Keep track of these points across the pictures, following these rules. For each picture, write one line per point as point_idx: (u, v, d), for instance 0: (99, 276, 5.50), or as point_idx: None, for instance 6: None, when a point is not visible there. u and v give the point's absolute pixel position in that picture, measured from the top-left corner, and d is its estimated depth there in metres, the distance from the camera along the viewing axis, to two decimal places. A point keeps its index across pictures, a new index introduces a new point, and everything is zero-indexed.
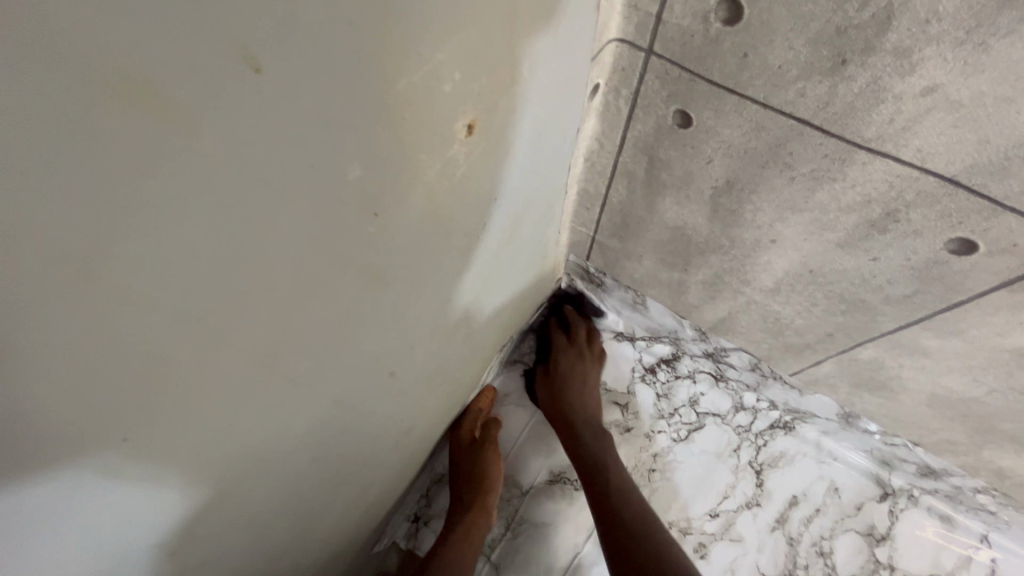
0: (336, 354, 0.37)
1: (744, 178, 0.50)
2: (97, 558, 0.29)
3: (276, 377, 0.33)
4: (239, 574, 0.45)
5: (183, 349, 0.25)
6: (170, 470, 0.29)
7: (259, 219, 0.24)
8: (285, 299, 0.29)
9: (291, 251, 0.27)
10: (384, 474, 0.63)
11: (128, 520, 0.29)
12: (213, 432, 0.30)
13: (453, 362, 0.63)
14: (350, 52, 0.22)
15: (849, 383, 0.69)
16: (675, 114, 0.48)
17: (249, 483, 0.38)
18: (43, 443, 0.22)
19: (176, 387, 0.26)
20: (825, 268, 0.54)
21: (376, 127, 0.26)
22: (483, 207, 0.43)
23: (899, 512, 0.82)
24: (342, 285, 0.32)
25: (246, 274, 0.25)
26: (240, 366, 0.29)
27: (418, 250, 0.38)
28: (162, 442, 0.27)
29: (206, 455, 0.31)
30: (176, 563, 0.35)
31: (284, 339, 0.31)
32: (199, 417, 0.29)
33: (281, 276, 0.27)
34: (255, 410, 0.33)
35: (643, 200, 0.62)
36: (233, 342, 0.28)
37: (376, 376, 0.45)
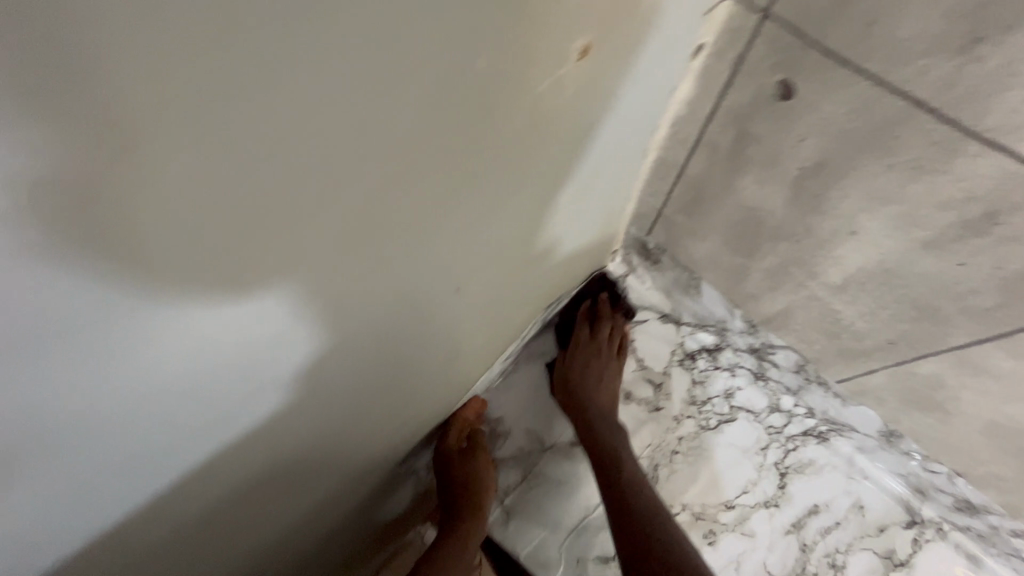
0: (417, 253, 0.39)
1: (835, 162, 0.48)
2: (245, 362, 0.34)
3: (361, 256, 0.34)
4: (286, 456, 0.48)
5: (295, 199, 0.26)
6: (250, 322, 0.31)
7: (390, 87, 0.25)
8: (391, 177, 0.31)
9: (408, 128, 0.28)
10: (424, 395, 0.66)
11: (187, 380, 0.31)
12: (301, 293, 0.33)
13: (506, 305, 0.66)
14: None
15: (899, 398, 0.67)
16: (778, 84, 0.47)
17: (316, 361, 0.41)
18: (183, 252, 0.24)
19: (283, 233, 0.27)
20: (903, 269, 0.52)
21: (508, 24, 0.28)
22: (573, 144, 0.44)
23: (924, 542, 0.80)
24: (437, 183, 0.34)
25: (371, 140, 0.27)
26: (339, 233, 0.31)
27: (505, 169, 0.39)
28: (256, 288, 0.29)
29: (290, 316, 0.34)
30: (244, 417, 0.39)
31: (378, 219, 0.33)
32: (295, 273, 0.31)
33: (394, 154, 0.29)
34: (338, 286, 0.35)
35: (722, 175, 0.61)
36: (337, 207, 0.29)
37: (439, 291, 0.47)
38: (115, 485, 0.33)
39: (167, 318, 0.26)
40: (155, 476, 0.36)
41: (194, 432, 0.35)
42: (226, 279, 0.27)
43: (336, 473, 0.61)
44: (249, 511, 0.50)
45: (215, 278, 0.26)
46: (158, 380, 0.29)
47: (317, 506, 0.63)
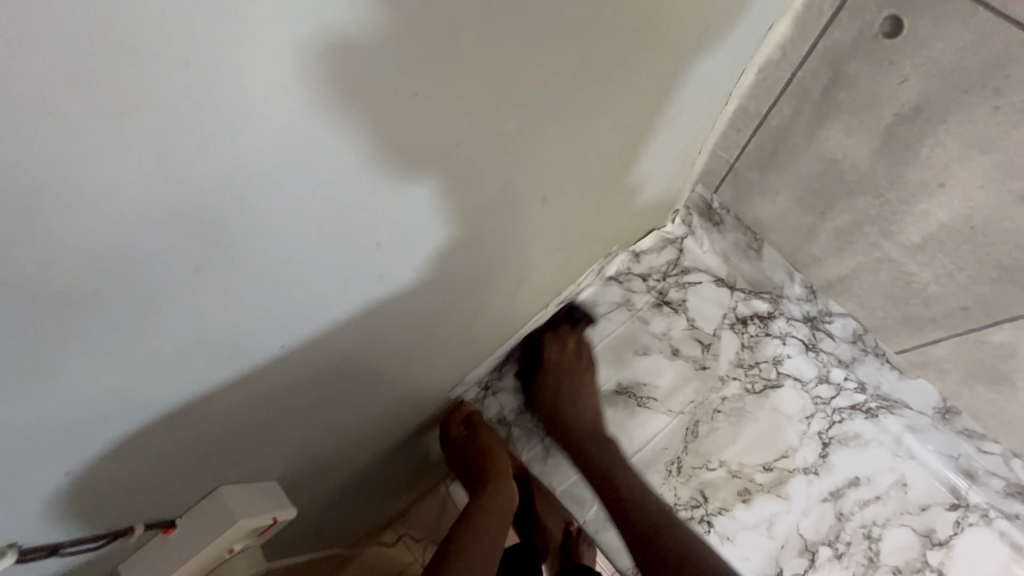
0: (515, 142, 0.42)
1: (935, 106, 0.48)
2: (388, 251, 0.42)
3: (479, 127, 0.38)
4: (368, 347, 0.52)
5: (454, 40, 0.30)
6: (383, 169, 0.34)
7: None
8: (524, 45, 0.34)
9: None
10: (489, 319, 0.69)
11: (314, 224, 0.34)
12: (432, 151, 0.36)
13: (575, 241, 0.68)
14: None
15: (963, 370, 0.66)
16: (886, 20, 0.47)
17: (407, 241, 0.43)
18: (357, 81, 0.28)
19: (426, 81, 0.31)
20: (990, 224, 0.51)
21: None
22: (664, 57, 0.47)
23: (966, 525, 0.79)
24: (552, 63, 0.38)
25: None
26: (475, 93, 0.35)
27: (604, 67, 0.42)
28: (404, 133, 0.33)
29: (408, 177, 0.37)
30: (345, 292, 0.42)
31: (503, 88, 0.36)
32: (434, 125, 0.34)
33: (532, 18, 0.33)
34: (459, 155, 0.39)
35: (807, 124, 0.61)
36: (481, 60, 0.33)
37: (524, 195, 0.50)
38: (260, 324, 0.37)
39: (321, 146, 0.30)
40: (287, 325, 0.40)
41: (318, 285, 0.39)
42: (382, 119, 0.31)
43: (399, 384, 0.64)
44: (322, 404, 0.53)
45: (378, 109, 0.30)
46: (297, 215, 0.32)
47: (380, 417, 0.67)
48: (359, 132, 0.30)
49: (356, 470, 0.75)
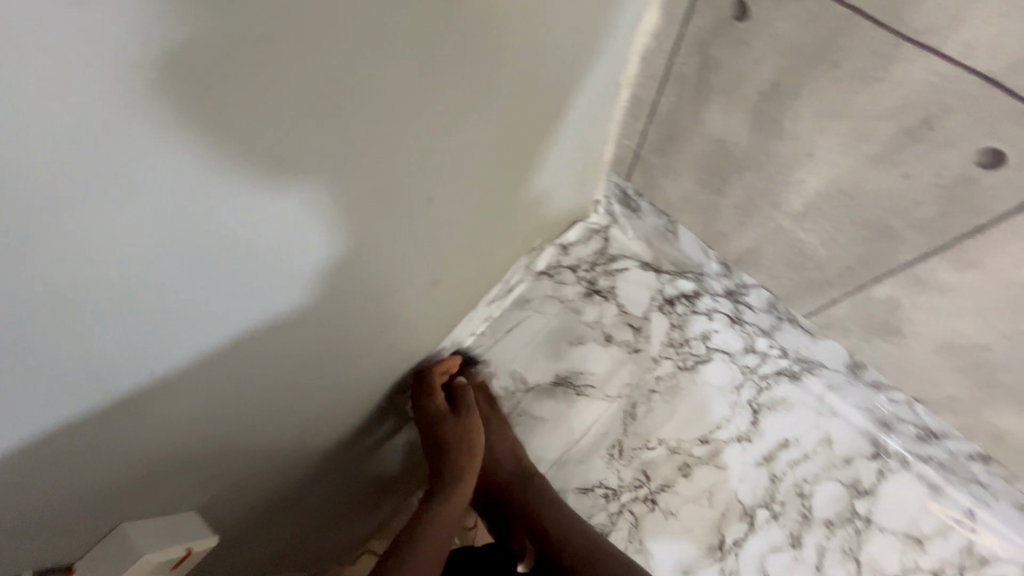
0: (387, 152, 0.41)
1: (789, 80, 0.51)
2: (276, 258, 0.41)
3: (339, 131, 0.36)
4: (270, 370, 0.51)
5: (277, 37, 0.28)
6: (240, 174, 0.33)
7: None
8: (367, 42, 0.33)
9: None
10: (411, 321, 0.70)
11: (169, 233, 0.32)
12: (290, 158, 0.35)
13: (489, 237, 0.70)
14: None
15: (861, 326, 0.70)
16: (734, 4, 0.50)
17: (287, 258, 0.42)
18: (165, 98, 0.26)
19: (256, 100, 0.30)
20: (855, 186, 0.55)
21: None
22: (534, 48, 0.46)
23: (888, 473, 0.84)
24: (407, 60, 0.36)
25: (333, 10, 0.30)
26: (322, 96, 0.33)
27: (470, 70, 0.42)
28: (245, 141, 0.31)
29: (273, 183, 0.35)
30: (221, 311, 0.41)
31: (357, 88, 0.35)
32: (280, 130, 0.32)
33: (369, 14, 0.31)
34: (326, 160, 0.37)
35: (691, 107, 0.63)
36: (317, 57, 0.31)
37: (413, 201, 0.49)
38: (138, 340, 0.36)
39: (145, 158, 0.28)
40: (161, 344, 0.38)
41: (195, 296, 0.37)
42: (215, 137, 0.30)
43: (320, 397, 0.64)
44: (231, 421, 0.52)
45: (207, 116, 0.29)
46: (143, 227, 0.31)
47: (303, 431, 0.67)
48: (184, 139, 0.29)
49: (292, 480, 0.75)
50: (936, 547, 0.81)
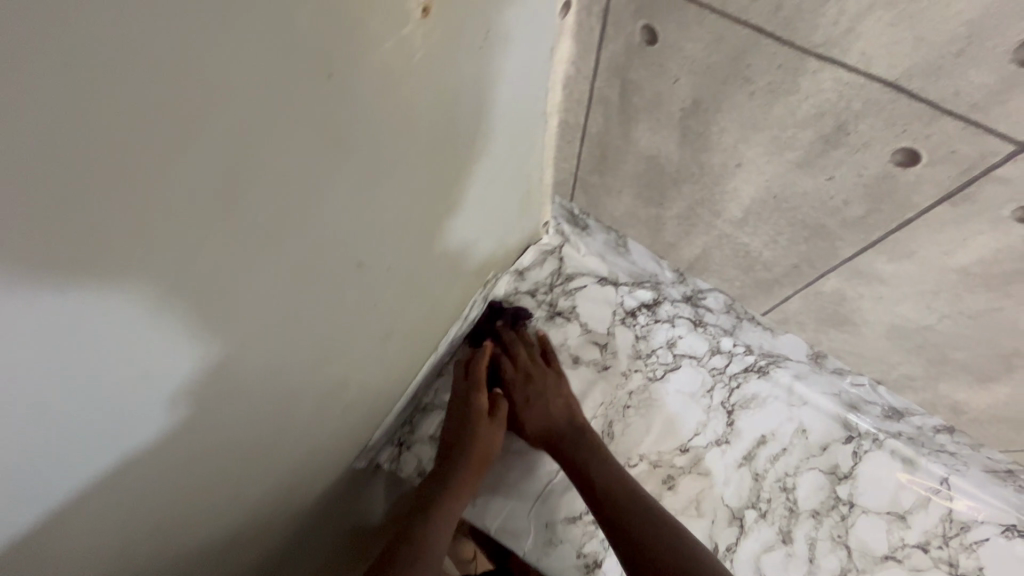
0: (297, 230, 0.39)
1: (709, 97, 0.51)
2: (141, 377, 0.36)
3: (231, 227, 0.34)
4: (204, 463, 0.48)
5: (125, 160, 0.25)
6: (114, 294, 0.30)
7: (200, 35, 0.25)
8: (241, 138, 0.30)
9: (242, 80, 0.28)
10: (367, 376, 0.67)
11: (32, 373, 0.29)
12: (180, 262, 0.32)
13: (437, 280, 0.68)
14: None
15: (815, 318, 0.71)
16: (642, 30, 0.50)
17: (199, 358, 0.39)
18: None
19: (121, 219, 0.27)
20: (786, 191, 0.55)
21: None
22: (444, 101, 0.44)
23: (863, 454, 0.85)
24: (296, 145, 0.34)
25: (199, 118, 0.27)
26: (201, 201, 0.30)
27: (380, 135, 0.40)
28: (118, 264, 0.29)
29: (119, 298, 0.30)
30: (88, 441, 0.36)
31: (241, 183, 0.32)
32: (159, 243, 0.30)
33: (238, 111, 0.29)
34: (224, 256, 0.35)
35: (619, 128, 0.63)
36: (181, 167, 0.28)
37: (344, 266, 0.47)
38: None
39: None
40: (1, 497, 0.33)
41: (90, 419, 0.34)
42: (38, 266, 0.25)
43: (279, 468, 0.61)
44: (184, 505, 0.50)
45: (60, 255, 0.26)
46: None
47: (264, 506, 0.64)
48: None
49: (270, 549, 0.73)
50: (918, 521, 0.82)
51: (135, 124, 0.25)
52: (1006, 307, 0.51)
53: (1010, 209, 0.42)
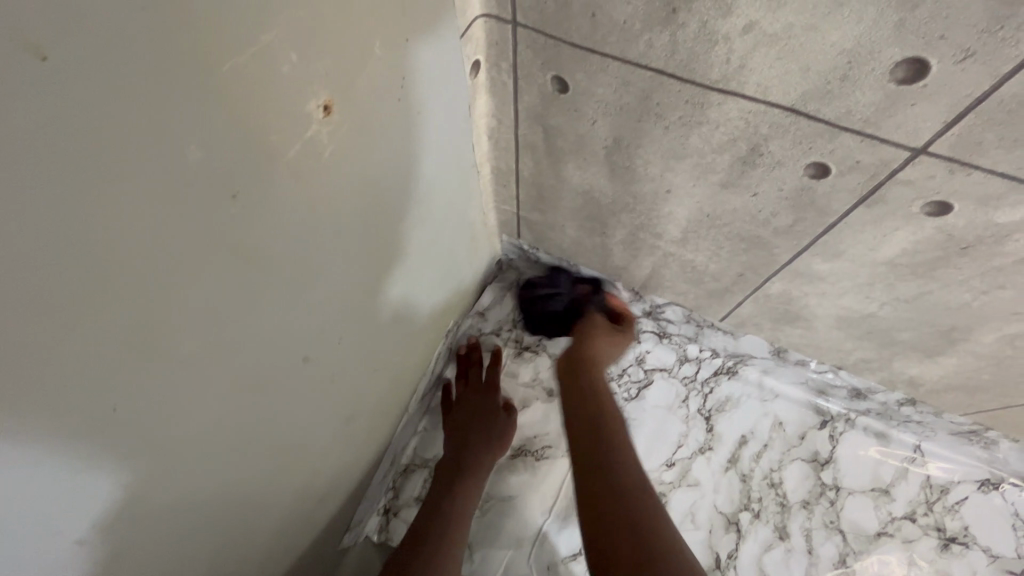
0: (230, 344, 0.37)
1: (627, 134, 0.52)
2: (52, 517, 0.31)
3: (150, 364, 0.32)
4: None
5: (6, 334, 0.23)
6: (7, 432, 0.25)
7: (73, 194, 0.23)
8: (144, 276, 0.28)
9: (133, 223, 0.26)
10: (335, 456, 0.64)
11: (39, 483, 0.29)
12: (106, 411, 0.30)
13: (393, 344, 0.67)
14: (168, 51, 0.23)
15: (769, 318, 0.73)
16: (553, 80, 0.50)
17: (144, 496, 0.36)
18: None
19: (30, 386, 0.25)
20: (717, 209, 0.57)
21: (198, 95, 0.26)
22: (364, 182, 0.43)
23: (839, 436, 0.87)
24: (209, 267, 0.32)
25: (102, 271, 0.26)
26: (108, 347, 0.28)
27: (300, 231, 0.38)
28: (31, 427, 0.27)
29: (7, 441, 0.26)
30: None
31: (156, 318, 0.30)
32: (66, 404, 0.28)
33: (140, 253, 0.27)
34: (149, 393, 0.33)
35: (550, 169, 0.64)
36: (90, 321, 0.27)
37: (289, 360, 0.46)
38: None
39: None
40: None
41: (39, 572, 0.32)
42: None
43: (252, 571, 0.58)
44: None
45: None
46: None
47: None
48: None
49: None
50: (900, 492, 0.85)
51: (13, 298, 0.23)
52: (936, 290, 0.53)
53: (919, 206, 0.44)
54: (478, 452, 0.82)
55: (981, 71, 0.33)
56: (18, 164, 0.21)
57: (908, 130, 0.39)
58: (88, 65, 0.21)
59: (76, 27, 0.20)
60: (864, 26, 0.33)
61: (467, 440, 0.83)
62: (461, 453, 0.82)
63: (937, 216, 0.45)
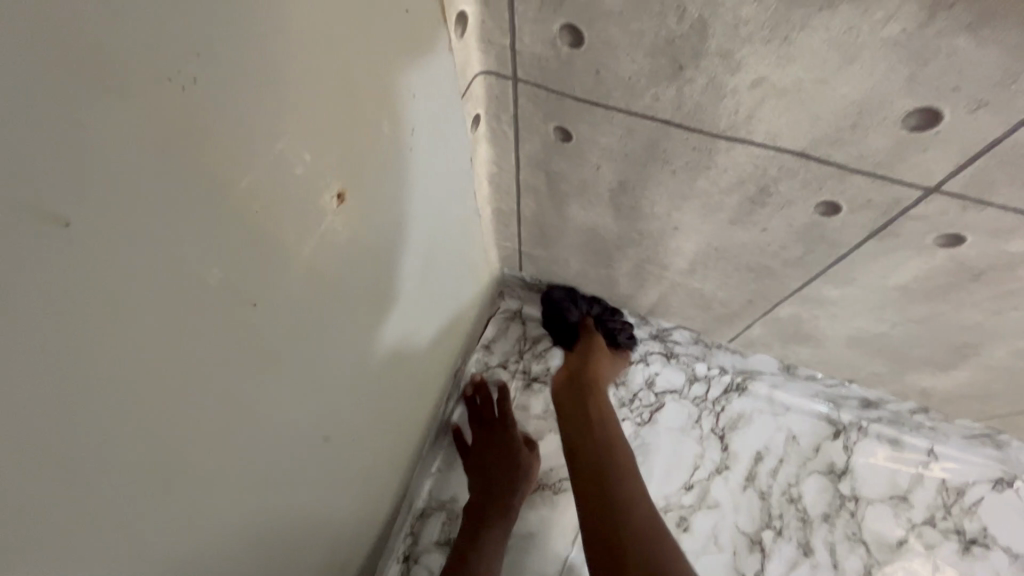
0: (255, 443, 0.37)
1: (633, 177, 0.52)
2: None
3: (185, 481, 0.31)
4: None
5: (43, 493, 0.23)
6: None
7: (98, 341, 0.23)
8: (172, 400, 0.28)
9: (158, 353, 0.26)
10: (356, 520, 0.62)
11: None
12: (141, 536, 0.29)
13: (405, 397, 0.65)
14: (177, 185, 0.24)
15: (778, 339, 0.73)
16: (555, 130, 0.50)
17: None
18: None
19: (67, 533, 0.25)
20: (726, 243, 0.57)
21: (211, 217, 0.26)
22: (375, 255, 0.42)
23: (853, 445, 0.88)
24: (234, 374, 0.32)
25: (129, 403, 0.26)
26: (140, 476, 0.28)
27: (316, 315, 0.38)
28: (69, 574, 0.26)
29: None
30: None
31: (184, 435, 0.30)
32: (101, 543, 0.27)
33: (166, 377, 0.27)
34: (184, 512, 0.32)
35: (552, 210, 0.63)
36: (122, 455, 0.26)
37: (310, 440, 0.44)
38: None
39: None
40: None
41: None
42: None
43: None
44: None
45: None
46: None
47: None
48: None
49: None
50: (919, 498, 0.85)
51: (50, 454, 0.23)
52: (948, 312, 0.53)
53: (931, 238, 0.45)
54: (501, 492, 0.81)
55: (993, 119, 0.33)
56: (40, 322, 0.21)
57: (921, 172, 0.39)
58: (103, 217, 0.22)
59: (88, 186, 0.21)
60: (875, 80, 0.33)
61: (488, 480, 0.81)
62: (485, 495, 0.81)
63: (950, 247, 0.45)
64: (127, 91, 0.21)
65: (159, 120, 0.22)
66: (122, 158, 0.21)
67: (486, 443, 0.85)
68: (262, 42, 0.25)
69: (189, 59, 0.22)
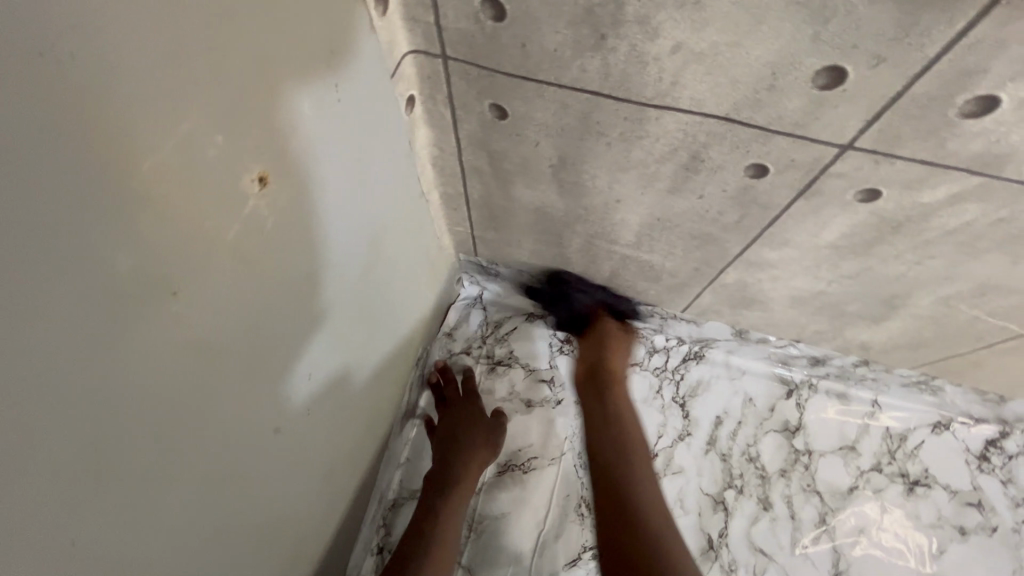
0: (194, 438, 0.36)
1: (572, 152, 0.53)
2: None
3: (117, 480, 0.30)
4: None
5: None
6: None
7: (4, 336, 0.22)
8: (95, 395, 0.27)
9: (72, 347, 0.25)
10: (317, 517, 0.61)
11: None
12: (78, 537, 0.28)
13: (362, 389, 0.64)
14: (78, 169, 0.23)
15: (727, 304, 0.76)
16: (491, 108, 0.50)
17: None
18: None
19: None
20: (667, 212, 0.58)
21: (116, 203, 0.25)
22: (309, 242, 0.42)
23: (805, 402, 0.92)
24: (163, 368, 0.31)
25: (44, 399, 0.25)
26: (68, 474, 0.27)
27: (248, 304, 0.37)
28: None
29: None
30: None
31: (113, 431, 0.29)
32: (34, 546, 0.26)
33: (85, 371, 0.26)
34: (122, 511, 0.31)
35: (498, 190, 0.63)
36: (44, 453, 0.25)
37: (257, 434, 0.43)
38: None
39: None
40: None
41: None
42: None
43: None
44: None
45: None
46: None
47: None
48: None
49: None
50: (866, 446, 0.90)
51: None
52: (875, 266, 0.57)
53: (851, 194, 0.47)
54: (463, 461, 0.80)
55: (893, 73, 0.35)
56: None
57: (835, 130, 0.41)
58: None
59: None
60: (784, 40, 0.35)
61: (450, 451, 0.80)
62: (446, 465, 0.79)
63: (869, 202, 0.47)
64: (12, 68, 0.20)
65: (45, 98, 0.21)
66: (12, 141, 0.20)
67: (449, 420, 0.84)
68: (155, 16, 0.24)
69: (69, 32, 0.21)
